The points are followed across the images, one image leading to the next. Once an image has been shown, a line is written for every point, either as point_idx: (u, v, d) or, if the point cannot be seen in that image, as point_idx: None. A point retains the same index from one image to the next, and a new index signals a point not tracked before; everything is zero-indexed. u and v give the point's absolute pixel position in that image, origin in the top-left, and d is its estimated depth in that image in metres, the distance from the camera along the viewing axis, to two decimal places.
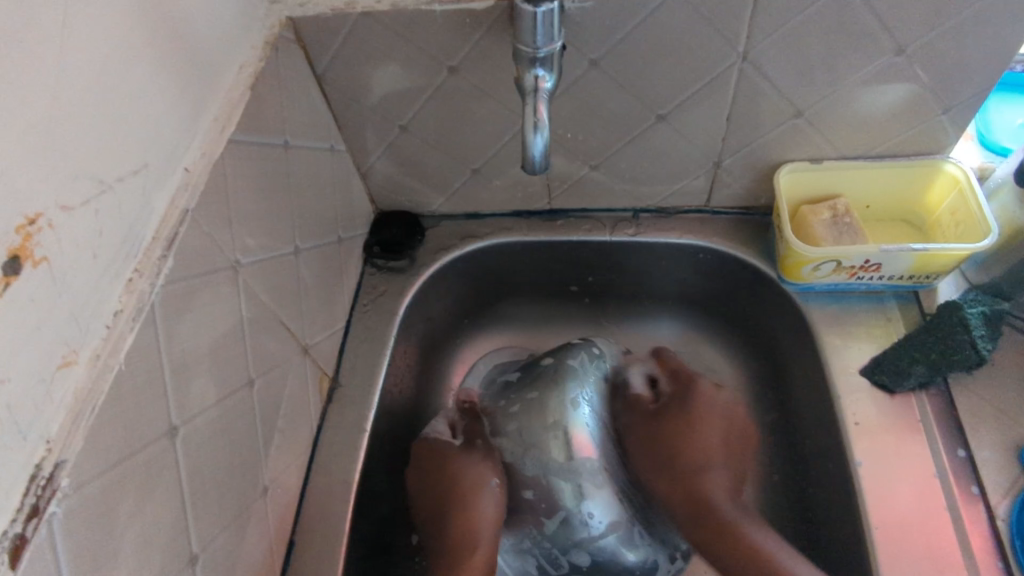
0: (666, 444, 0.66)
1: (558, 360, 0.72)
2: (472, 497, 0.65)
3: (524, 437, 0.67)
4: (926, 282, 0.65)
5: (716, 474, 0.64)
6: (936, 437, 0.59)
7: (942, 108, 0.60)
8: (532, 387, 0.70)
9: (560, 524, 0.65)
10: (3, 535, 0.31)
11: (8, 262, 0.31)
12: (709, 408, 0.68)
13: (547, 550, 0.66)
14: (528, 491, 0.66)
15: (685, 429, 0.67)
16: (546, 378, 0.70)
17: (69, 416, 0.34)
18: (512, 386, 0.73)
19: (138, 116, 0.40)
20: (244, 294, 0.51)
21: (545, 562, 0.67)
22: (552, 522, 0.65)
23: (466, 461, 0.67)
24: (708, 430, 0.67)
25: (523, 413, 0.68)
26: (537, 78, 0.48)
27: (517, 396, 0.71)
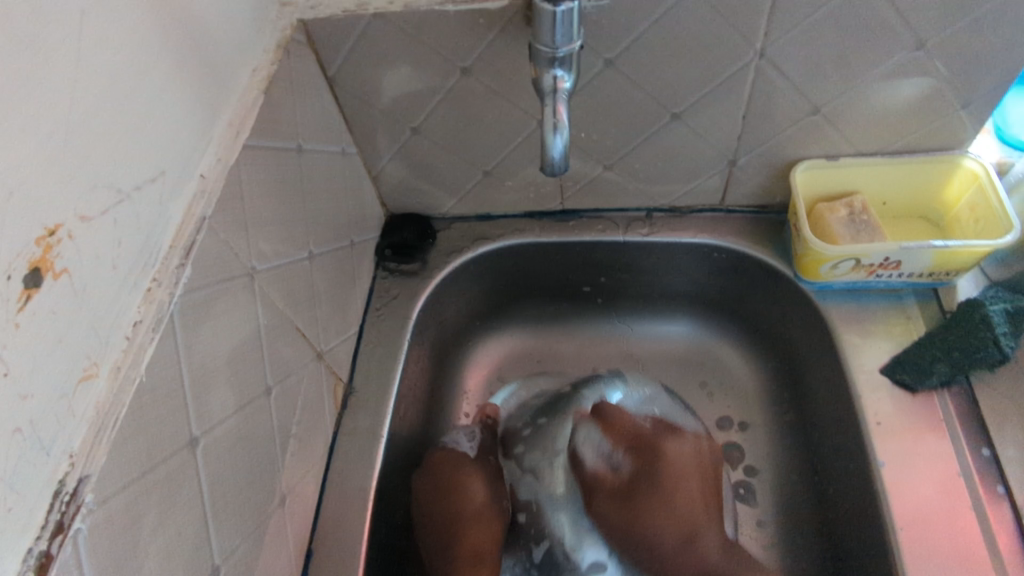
0: (632, 521, 0.63)
1: (572, 390, 0.76)
2: (480, 522, 0.64)
3: (529, 462, 0.72)
4: (946, 279, 0.64)
5: (704, 565, 0.60)
6: (959, 435, 0.58)
7: (961, 103, 0.60)
8: (545, 414, 0.75)
9: (548, 552, 0.68)
10: (28, 554, 0.30)
11: (29, 274, 0.30)
12: (677, 466, 0.64)
13: None
14: (522, 515, 0.70)
15: (638, 506, 0.63)
16: (561, 408, 0.74)
17: (91, 430, 0.34)
18: (533, 411, 0.76)
19: (154, 123, 0.39)
20: (260, 301, 0.50)
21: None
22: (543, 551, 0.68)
23: (478, 477, 0.68)
24: (677, 501, 0.62)
25: (534, 439, 0.73)
26: (556, 79, 0.47)
27: (531, 418, 0.75)
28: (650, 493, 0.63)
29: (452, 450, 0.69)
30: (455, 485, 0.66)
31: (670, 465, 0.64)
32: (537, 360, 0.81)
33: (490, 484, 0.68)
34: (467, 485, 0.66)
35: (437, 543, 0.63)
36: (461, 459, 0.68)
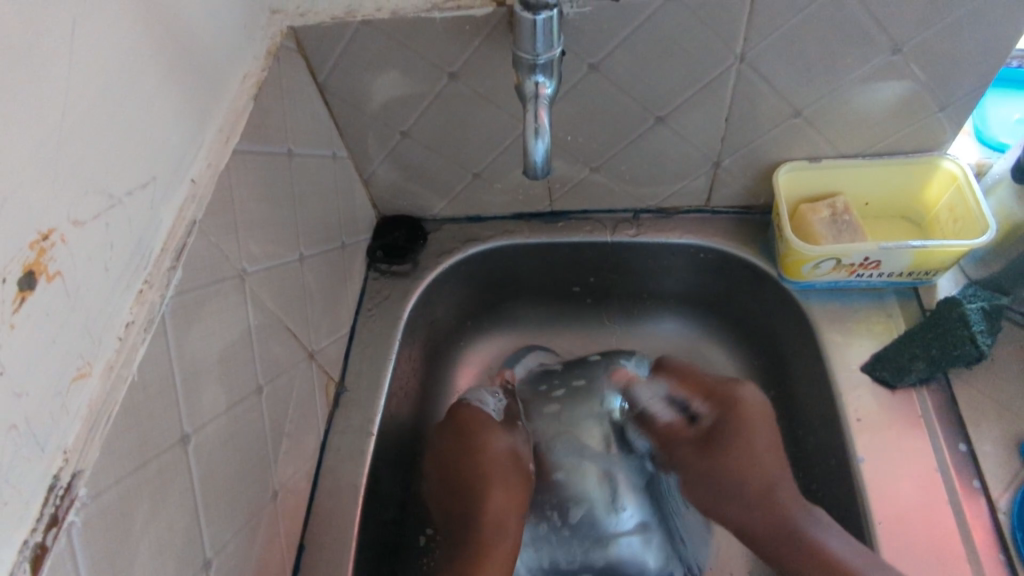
0: (715, 473, 0.66)
1: (560, 373, 0.80)
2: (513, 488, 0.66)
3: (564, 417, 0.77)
4: (925, 278, 0.65)
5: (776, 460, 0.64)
6: (936, 431, 0.60)
7: (939, 105, 0.61)
8: (579, 376, 0.79)
9: (586, 514, 0.73)
10: (23, 545, 0.31)
11: (24, 277, 0.31)
12: (749, 409, 0.66)
13: (570, 542, 0.72)
14: (559, 473, 0.75)
15: (717, 468, 0.66)
16: (591, 368, 0.80)
17: (84, 427, 0.35)
18: (554, 374, 0.80)
19: (146, 130, 0.40)
20: (251, 302, 0.51)
21: (556, 555, 0.72)
22: (568, 514, 0.73)
23: (502, 442, 0.68)
24: (767, 458, 0.64)
25: (569, 397, 0.79)
26: (537, 85, 0.48)
27: (562, 381, 0.79)
28: (726, 421, 0.66)
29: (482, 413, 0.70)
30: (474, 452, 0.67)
31: (748, 437, 0.65)
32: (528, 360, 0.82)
33: (512, 449, 0.69)
34: (491, 448, 0.67)
35: (472, 506, 0.65)
36: (490, 421, 0.69)
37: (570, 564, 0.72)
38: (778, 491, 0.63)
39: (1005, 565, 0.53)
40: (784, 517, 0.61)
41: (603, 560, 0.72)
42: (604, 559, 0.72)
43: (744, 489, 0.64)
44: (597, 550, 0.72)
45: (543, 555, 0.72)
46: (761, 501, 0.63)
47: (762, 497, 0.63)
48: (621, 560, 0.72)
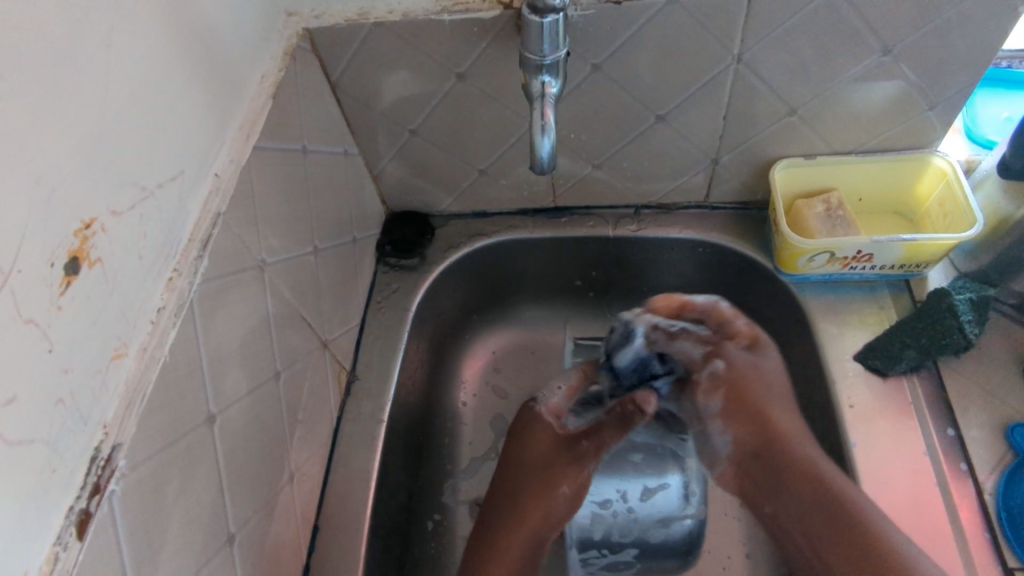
0: (748, 394, 0.65)
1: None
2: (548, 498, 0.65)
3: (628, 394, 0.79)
4: (916, 271, 0.68)
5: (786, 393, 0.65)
6: (926, 417, 0.62)
7: (929, 104, 0.63)
8: None
9: (643, 490, 0.69)
10: (69, 511, 0.34)
11: (69, 262, 0.34)
12: (738, 369, 0.66)
13: (624, 517, 0.69)
14: (637, 454, 0.71)
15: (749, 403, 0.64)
16: None
17: (122, 403, 0.37)
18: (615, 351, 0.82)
19: (174, 126, 0.42)
20: (270, 291, 0.54)
21: (612, 529, 0.69)
22: (638, 494, 0.69)
23: (542, 446, 0.68)
24: (758, 394, 0.64)
25: None
26: (544, 84, 0.51)
27: None
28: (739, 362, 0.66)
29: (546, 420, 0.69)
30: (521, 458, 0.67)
31: (771, 365, 0.66)
32: (532, 352, 0.84)
33: (547, 457, 0.67)
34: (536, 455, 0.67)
35: (505, 509, 0.65)
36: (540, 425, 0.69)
37: (623, 540, 0.69)
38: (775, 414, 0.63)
39: (991, 541, 0.55)
40: (807, 463, 0.59)
41: (654, 539, 0.69)
42: (660, 539, 0.69)
43: (762, 430, 0.63)
44: (655, 531, 0.69)
45: (598, 525, 0.69)
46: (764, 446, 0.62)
47: (764, 434, 0.63)
48: (670, 541, 0.69)
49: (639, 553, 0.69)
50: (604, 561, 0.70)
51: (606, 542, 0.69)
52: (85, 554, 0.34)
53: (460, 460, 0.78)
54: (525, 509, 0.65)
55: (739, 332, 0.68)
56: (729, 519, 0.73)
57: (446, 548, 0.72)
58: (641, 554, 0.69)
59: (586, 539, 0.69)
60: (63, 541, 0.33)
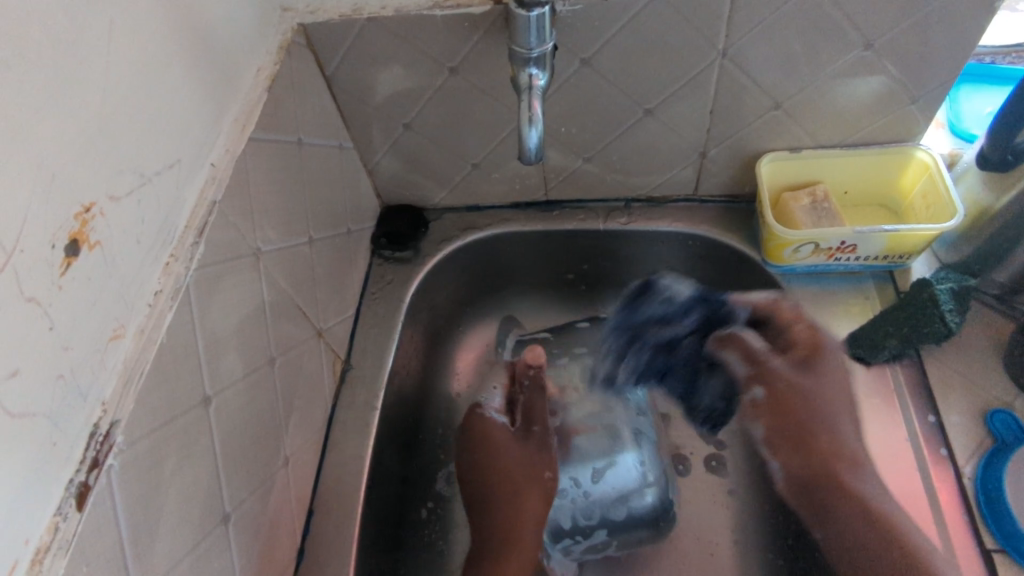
0: (792, 410, 0.66)
1: (557, 339, 0.86)
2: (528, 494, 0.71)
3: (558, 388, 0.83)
4: (900, 262, 0.69)
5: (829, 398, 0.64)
6: (908, 405, 0.63)
7: (910, 98, 0.65)
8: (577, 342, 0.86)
9: (594, 472, 0.78)
10: (69, 483, 0.35)
11: (70, 245, 0.35)
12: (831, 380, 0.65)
13: (584, 504, 0.76)
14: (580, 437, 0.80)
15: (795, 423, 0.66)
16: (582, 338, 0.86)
17: (120, 382, 0.39)
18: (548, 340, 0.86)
19: (171, 117, 0.44)
20: (265, 279, 0.55)
21: (575, 513, 0.76)
22: (590, 476, 0.77)
23: (513, 449, 0.73)
24: (796, 401, 0.65)
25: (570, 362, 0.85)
26: (531, 77, 0.52)
27: (563, 349, 0.86)
28: (802, 377, 0.65)
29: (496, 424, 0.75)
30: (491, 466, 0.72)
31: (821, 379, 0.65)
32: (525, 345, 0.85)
33: (521, 458, 0.72)
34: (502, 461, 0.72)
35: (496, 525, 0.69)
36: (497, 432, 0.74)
37: (589, 523, 0.75)
38: (824, 440, 0.64)
39: (969, 525, 0.56)
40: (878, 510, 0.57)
41: (617, 517, 0.75)
42: (621, 517, 0.75)
43: (813, 463, 0.64)
44: (614, 509, 0.75)
45: (563, 513, 0.76)
46: (811, 471, 0.64)
47: (811, 464, 0.64)
48: (633, 516, 0.74)
49: (609, 531, 0.75)
50: (581, 547, 0.74)
51: (574, 528, 0.75)
52: (84, 524, 0.35)
53: (453, 449, 0.79)
54: (523, 506, 0.70)
55: (801, 342, 0.65)
56: (718, 508, 0.74)
57: (439, 535, 0.73)
58: (613, 531, 0.74)
59: (559, 532, 0.75)
60: (62, 511, 0.34)
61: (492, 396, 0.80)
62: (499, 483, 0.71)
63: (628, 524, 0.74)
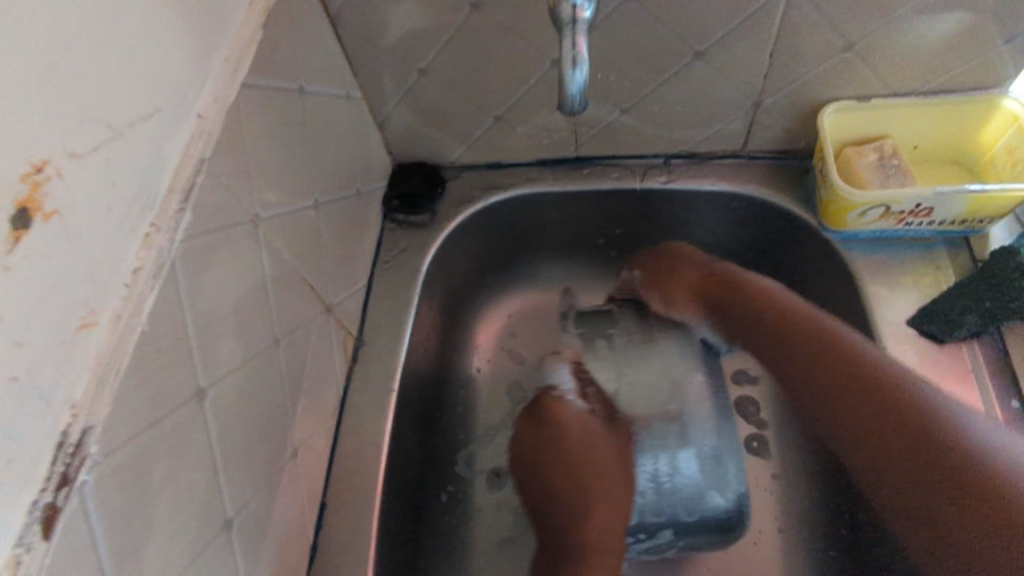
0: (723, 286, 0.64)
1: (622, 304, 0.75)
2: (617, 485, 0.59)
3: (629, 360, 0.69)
4: (978, 226, 0.61)
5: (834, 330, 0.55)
6: (988, 388, 0.57)
7: (1004, 38, 0.56)
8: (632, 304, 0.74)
9: (670, 463, 0.65)
10: (33, 507, 0.29)
11: (17, 214, 0.28)
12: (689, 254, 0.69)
13: (657, 498, 0.64)
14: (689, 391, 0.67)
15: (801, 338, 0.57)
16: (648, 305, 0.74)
17: (93, 380, 0.32)
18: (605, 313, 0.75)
19: (146, 56, 0.36)
20: (265, 250, 0.48)
21: (646, 509, 0.64)
22: (666, 467, 0.65)
23: (603, 441, 0.61)
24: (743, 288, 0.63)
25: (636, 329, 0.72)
26: (575, 8, 0.43)
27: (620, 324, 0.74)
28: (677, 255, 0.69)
29: (575, 406, 0.64)
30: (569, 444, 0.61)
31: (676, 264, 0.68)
32: (550, 316, 0.78)
33: (619, 451, 0.62)
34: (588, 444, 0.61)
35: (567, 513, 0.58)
36: (579, 416, 0.63)
37: (657, 521, 0.64)
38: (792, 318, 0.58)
39: None
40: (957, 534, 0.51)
41: (689, 518, 0.64)
42: (693, 518, 0.65)
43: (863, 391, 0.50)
44: (687, 510, 0.65)
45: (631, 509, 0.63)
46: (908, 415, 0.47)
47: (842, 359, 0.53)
48: (705, 517, 0.65)
49: (676, 532, 0.64)
50: (642, 544, 0.64)
51: (641, 525, 0.63)
52: (53, 554, 0.29)
53: (474, 429, 0.73)
54: (611, 493, 0.59)
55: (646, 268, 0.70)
56: (761, 493, 0.69)
57: (461, 521, 0.68)
58: (681, 531, 0.65)
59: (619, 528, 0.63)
60: (25, 541, 0.28)
61: (561, 375, 0.69)
62: (586, 456, 0.60)
63: (698, 526, 0.65)
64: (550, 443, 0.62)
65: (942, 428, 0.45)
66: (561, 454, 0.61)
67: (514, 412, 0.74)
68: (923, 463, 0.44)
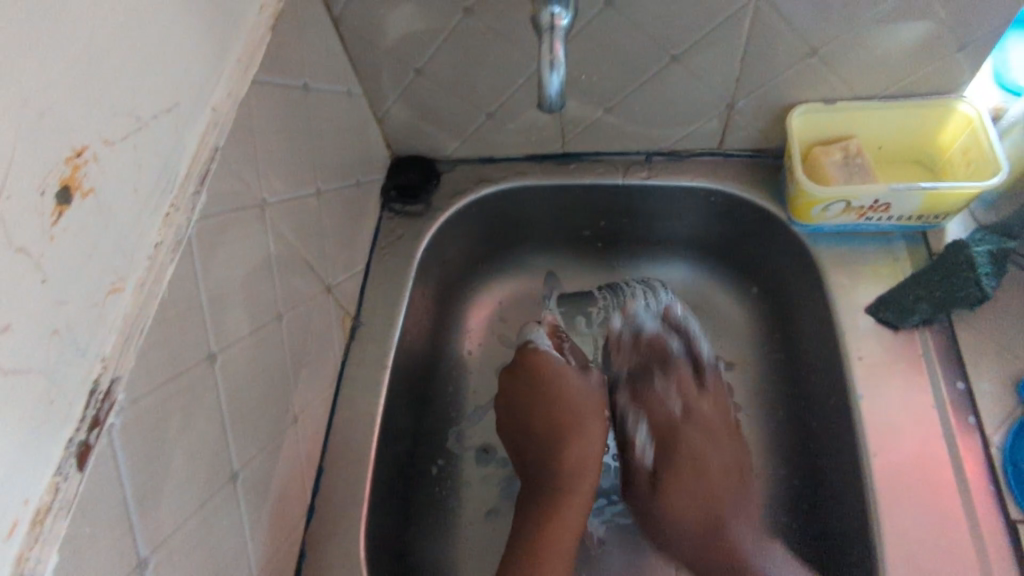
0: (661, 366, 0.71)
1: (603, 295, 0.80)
2: (592, 419, 0.65)
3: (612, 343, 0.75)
4: (934, 222, 0.66)
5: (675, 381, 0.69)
6: (937, 370, 0.61)
7: (958, 46, 0.60)
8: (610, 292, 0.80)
9: None
10: (70, 442, 0.33)
11: (60, 191, 0.32)
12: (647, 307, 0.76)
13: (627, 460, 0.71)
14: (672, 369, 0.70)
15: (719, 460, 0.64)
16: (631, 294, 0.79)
17: (121, 337, 0.37)
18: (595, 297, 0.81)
19: (170, 56, 0.40)
20: (271, 232, 0.53)
21: (617, 471, 0.70)
22: None
23: (579, 384, 0.67)
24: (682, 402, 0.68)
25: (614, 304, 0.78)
26: (553, 16, 0.48)
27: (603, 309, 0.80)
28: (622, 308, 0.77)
29: (554, 358, 0.69)
30: (550, 391, 0.67)
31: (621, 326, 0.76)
32: (538, 302, 0.83)
33: (597, 400, 0.67)
34: (565, 392, 0.67)
35: (543, 448, 0.65)
36: (562, 368, 0.68)
37: None
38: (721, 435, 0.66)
39: (995, 497, 0.55)
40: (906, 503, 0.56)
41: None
42: None
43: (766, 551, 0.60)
44: None
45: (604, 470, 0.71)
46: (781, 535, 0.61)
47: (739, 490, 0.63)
48: None
49: None
50: (615, 508, 0.70)
51: None
52: (85, 484, 0.34)
53: (464, 407, 0.78)
54: (587, 426, 0.65)
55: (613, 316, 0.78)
56: None
57: (450, 491, 0.73)
58: None
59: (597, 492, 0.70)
60: (63, 471, 0.33)
61: (539, 335, 0.72)
62: (561, 399, 0.66)
63: None
64: (531, 391, 0.67)
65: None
66: (540, 398, 0.67)
67: None
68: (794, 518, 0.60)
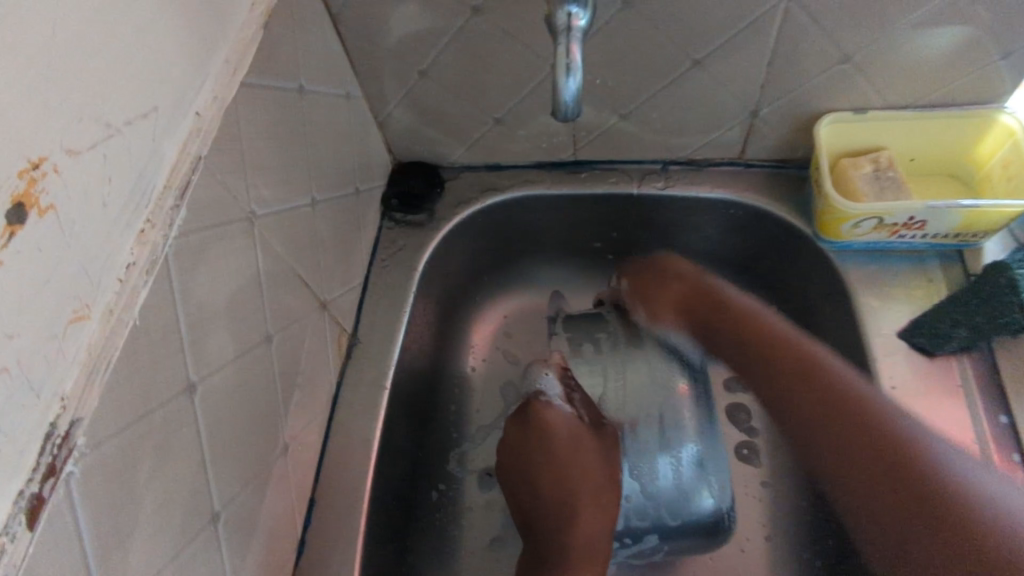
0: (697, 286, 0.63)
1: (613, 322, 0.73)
2: (603, 501, 0.62)
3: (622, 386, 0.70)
4: (972, 241, 0.61)
5: (814, 351, 0.55)
6: (977, 402, 0.57)
7: (1002, 53, 0.56)
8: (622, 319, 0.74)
9: (651, 468, 0.67)
10: (19, 497, 0.29)
11: (13, 209, 0.28)
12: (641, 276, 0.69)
13: (640, 501, 0.66)
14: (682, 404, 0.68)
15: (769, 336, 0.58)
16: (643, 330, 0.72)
17: (83, 372, 0.33)
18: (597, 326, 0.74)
19: (146, 55, 0.36)
20: (260, 247, 0.49)
21: (630, 513, 0.65)
22: (649, 473, 0.67)
23: (592, 452, 0.63)
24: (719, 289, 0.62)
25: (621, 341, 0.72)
26: (570, 16, 0.44)
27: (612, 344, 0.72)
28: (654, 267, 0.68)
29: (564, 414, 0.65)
30: (558, 459, 0.63)
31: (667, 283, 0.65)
32: (545, 317, 0.79)
33: (609, 467, 0.63)
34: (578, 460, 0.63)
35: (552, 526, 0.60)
36: (573, 427, 0.64)
37: (641, 524, 0.65)
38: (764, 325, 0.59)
39: None
40: None
41: (672, 523, 0.65)
42: (676, 522, 0.65)
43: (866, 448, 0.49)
44: (671, 514, 0.65)
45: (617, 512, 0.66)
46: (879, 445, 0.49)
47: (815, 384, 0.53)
48: (689, 521, 0.65)
49: (661, 537, 0.65)
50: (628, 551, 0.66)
51: (627, 530, 0.65)
52: (36, 544, 0.30)
53: (466, 428, 0.74)
54: (597, 508, 0.61)
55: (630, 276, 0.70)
56: (749, 500, 0.69)
57: (450, 519, 0.69)
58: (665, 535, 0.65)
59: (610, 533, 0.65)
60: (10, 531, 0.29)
61: (549, 383, 0.68)
62: (571, 470, 0.62)
63: (681, 529, 0.65)
64: (541, 453, 0.63)
65: (948, 488, 0.45)
66: (551, 468, 0.63)
67: (507, 412, 0.75)
68: (894, 502, 0.46)
